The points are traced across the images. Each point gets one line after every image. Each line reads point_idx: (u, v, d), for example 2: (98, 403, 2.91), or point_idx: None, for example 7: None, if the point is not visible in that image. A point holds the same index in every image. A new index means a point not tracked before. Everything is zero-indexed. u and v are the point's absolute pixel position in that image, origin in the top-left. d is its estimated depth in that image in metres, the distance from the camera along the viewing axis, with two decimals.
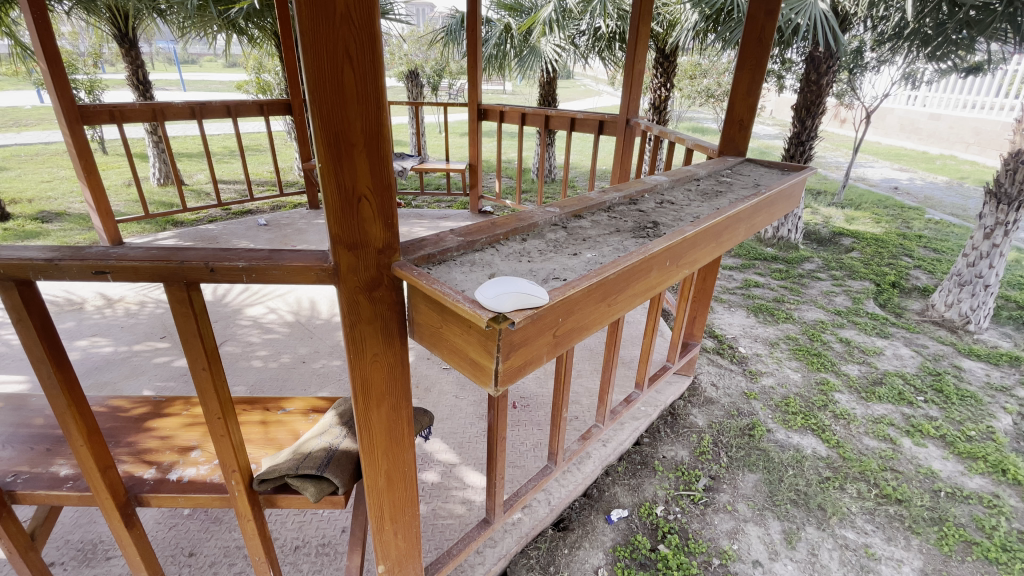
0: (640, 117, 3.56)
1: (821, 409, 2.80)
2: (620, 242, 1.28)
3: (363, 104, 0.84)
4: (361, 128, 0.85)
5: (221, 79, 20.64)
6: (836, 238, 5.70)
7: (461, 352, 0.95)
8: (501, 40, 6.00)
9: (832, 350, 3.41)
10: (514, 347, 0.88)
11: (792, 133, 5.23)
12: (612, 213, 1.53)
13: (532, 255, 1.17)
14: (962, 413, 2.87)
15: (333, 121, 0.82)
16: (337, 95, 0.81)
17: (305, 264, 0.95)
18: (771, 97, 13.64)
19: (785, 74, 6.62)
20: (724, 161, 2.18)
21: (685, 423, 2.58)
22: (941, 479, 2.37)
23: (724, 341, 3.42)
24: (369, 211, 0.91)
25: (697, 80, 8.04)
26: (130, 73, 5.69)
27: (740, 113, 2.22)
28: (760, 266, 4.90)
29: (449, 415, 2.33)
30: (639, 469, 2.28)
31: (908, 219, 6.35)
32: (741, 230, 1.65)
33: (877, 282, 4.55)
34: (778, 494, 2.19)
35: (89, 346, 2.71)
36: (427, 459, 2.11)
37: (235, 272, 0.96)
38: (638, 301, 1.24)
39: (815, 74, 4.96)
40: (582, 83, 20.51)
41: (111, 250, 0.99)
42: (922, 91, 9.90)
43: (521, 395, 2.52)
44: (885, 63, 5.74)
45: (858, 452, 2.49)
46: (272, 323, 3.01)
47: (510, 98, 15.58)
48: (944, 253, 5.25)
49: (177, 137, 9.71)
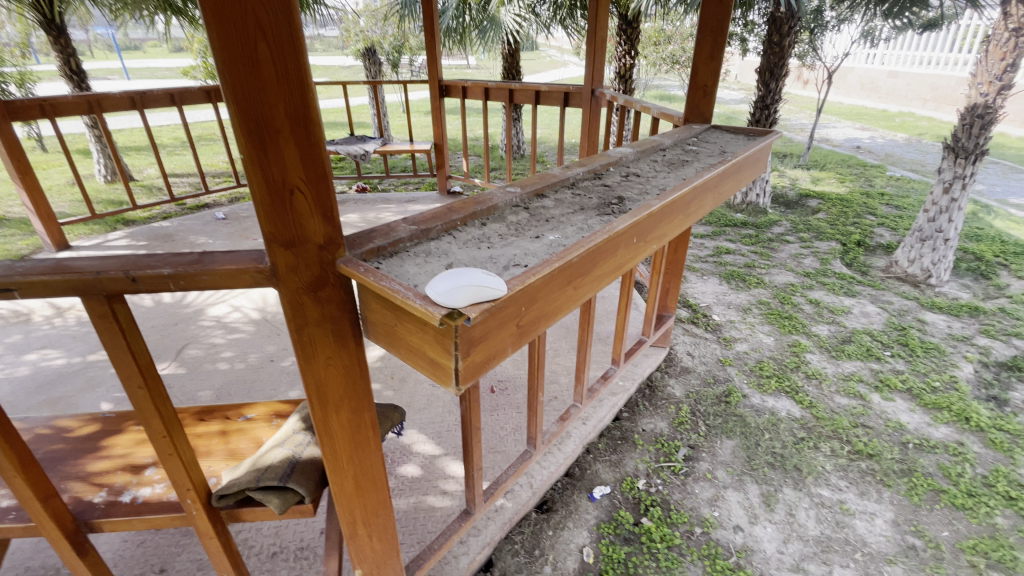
0: (605, 87, 3.47)
1: (793, 371, 2.85)
2: (585, 221, 1.22)
3: (284, 86, 0.74)
4: (285, 111, 0.75)
5: (171, 66, 19.58)
6: (803, 200, 5.77)
7: (419, 351, 0.88)
8: (458, 12, 5.76)
9: (802, 312, 3.46)
10: (474, 343, 0.82)
11: (757, 97, 5.18)
12: (576, 190, 1.46)
13: (492, 240, 1.11)
14: (926, 365, 2.96)
15: (250, 106, 0.73)
16: (252, 75, 0.71)
17: (239, 266, 0.86)
18: (735, 61, 13.67)
19: (748, 37, 6.55)
20: (689, 129, 2.13)
21: (662, 394, 2.60)
22: (909, 431, 2.44)
23: (697, 310, 3.44)
24: (304, 203, 0.82)
25: (661, 47, 7.94)
26: (60, 64, 5.22)
27: (703, 78, 2.14)
28: (731, 233, 4.93)
29: (426, 406, 2.28)
30: (619, 444, 2.28)
31: (871, 177, 6.47)
32: (709, 199, 1.60)
33: (843, 242, 4.63)
34: (755, 458, 2.22)
35: (39, 360, 2.55)
36: (404, 451, 2.06)
37: (161, 279, 0.87)
38: (606, 281, 1.19)
39: (777, 35, 4.90)
40: (545, 56, 19.97)
41: (17, 262, 0.88)
42: (880, 49, 10.00)
43: (499, 379, 2.48)
44: (844, 21, 5.74)
45: (830, 411, 2.54)
46: (237, 322, 2.88)
47: (474, 73, 15.10)
48: (906, 210, 5.36)
49: (124, 131, 9.18)
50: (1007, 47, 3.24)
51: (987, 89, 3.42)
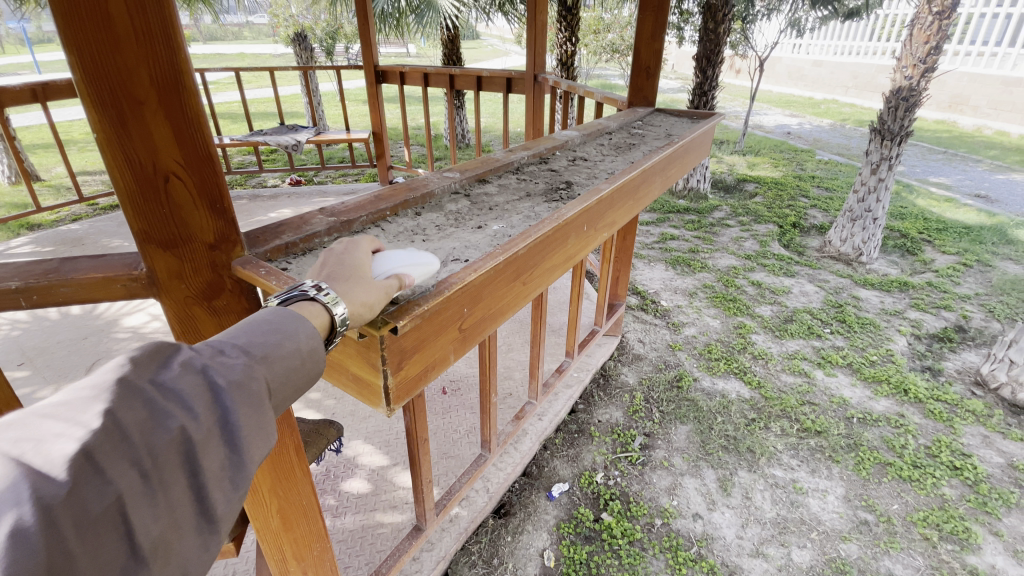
0: (548, 72, 3.38)
1: (741, 352, 2.90)
2: (531, 208, 1.12)
3: (144, 41, 0.57)
4: (149, 76, 0.59)
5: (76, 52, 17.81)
6: (741, 184, 5.96)
7: (340, 366, 0.74)
8: None
9: (746, 294, 3.54)
10: (405, 354, 0.70)
11: (695, 84, 5.25)
12: (519, 175, 1.36)
13: (427, 232, 0.99)
14: (862, 339, 3.09)
15: (98, 67, 0.56)
16: (98, 26, 0.55)
17: (107, 274, 0.70)
18: (672, 51, 13.99)
19: (684, 25, 6.66)
20: (634, 113, 2.07)
21: (616, 383, 2.56)
22: (851, 406, 2.53)
23: (647, 296, 3.45)
24: (183, 193, 0.66)
25: (601, 35, 7.97)
26: None
27: (646, 59, 2.08)
28: (675, 218, 5.01)
29: (371, 413, 2.14)
30: (576, 438, 2.22)
31: (801, 162, 6.77)
32: (657, 182, 1.54)
33: (780, 224, 4.81)
34: (710, 443, 2.22)
35: None
36: (349, 465, 1.91)
37: (5, 296, 0.69)
38: (557, 272, 1.10)
39: (712, 23, 4.98)
40: (487, 45, 19.71)
41: None
42: (805, 39, 10.50)
43: (450, 378, 2.36)
44: (774, 11, 5.92)
45: (778, 391, 2.59)
46: (156, 333, 2.59)
47: (413, 62, 14.66)
48: (835, 192, 5.64)
49: (21, 124, 8.24)
50: (931, 30, 3.39)
51: (911, 72, 3.56)
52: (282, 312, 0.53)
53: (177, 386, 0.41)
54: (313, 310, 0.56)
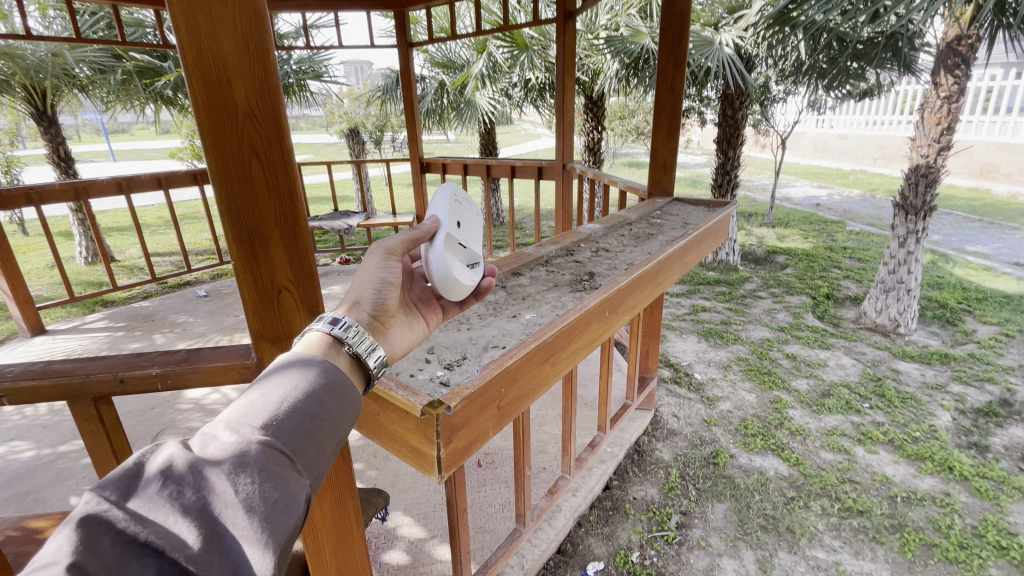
0: (576, 162, 3.69)
1: (778, 427, 2.87)
2: (558, 298, 1.29)
3: (275, 197, 0.80)
4: (275, 220, 0.81)
5: (157, 147, 20.10)
6: (771, 256, 6.03)
7: (401, 439, 0.90)
8: (436, 95, 6.18)
9: (780, 367, 3.53)
10: (455, 429, 0.85)
11: (718, 164, 5.53)
12: (549, 267, 1.55)
13: (471, 322, 1.17)
14: (905, 415, 3.01)
15: (243, 218, 0.79)
16: (246, 191, 0.78)
17: (226, 363, 0.90)
18: (696, 130, 14.65)
19: (705, 110, 7.09)
20: (654, 203, 2.27)
21: (651, 459, 2.58)
22: (896, 484, 2.45)
23: (679, 369, 3.49)
24: (291, 302, 0.87)
25: (626, 120, 8.53)
26: (49, 150, 5.22)
27: (663, 156, 2.32)
28: (705, 290, 5.09)
29: (411, 485, 2.24)
30: (611, 515, 2.24)
31: (832, 233, 6.82)
32: (676, 268, 1.70)
33: (813, 296, 4.82)
34: (748, 522, 2.19)
35: (7, 453, 2.44)
36: (389, 536, 1.99)
37: (149, 380, 0.89)
38: (583, 354, 1.24)
39: (730, 109, 5.32)
40: (519, 129, 21.14)
41: (6, 368, 0.90)
42: (827, 115, 10.87)
43: (486, 451, 2.45)
44: (790, 94, 6.28)
45: (817, 468, 2.55)
46: (217, 404, 2.82)
47: (452, 147, 15.83)
48: (868, 262, 5.64)
49: (107, 212, 9.27)
50: (941, 112, 3.56)
51: (927, 151, 3.69)
52: (307, 374, 0.62)
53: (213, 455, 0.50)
54: (339, 365, 0.68)
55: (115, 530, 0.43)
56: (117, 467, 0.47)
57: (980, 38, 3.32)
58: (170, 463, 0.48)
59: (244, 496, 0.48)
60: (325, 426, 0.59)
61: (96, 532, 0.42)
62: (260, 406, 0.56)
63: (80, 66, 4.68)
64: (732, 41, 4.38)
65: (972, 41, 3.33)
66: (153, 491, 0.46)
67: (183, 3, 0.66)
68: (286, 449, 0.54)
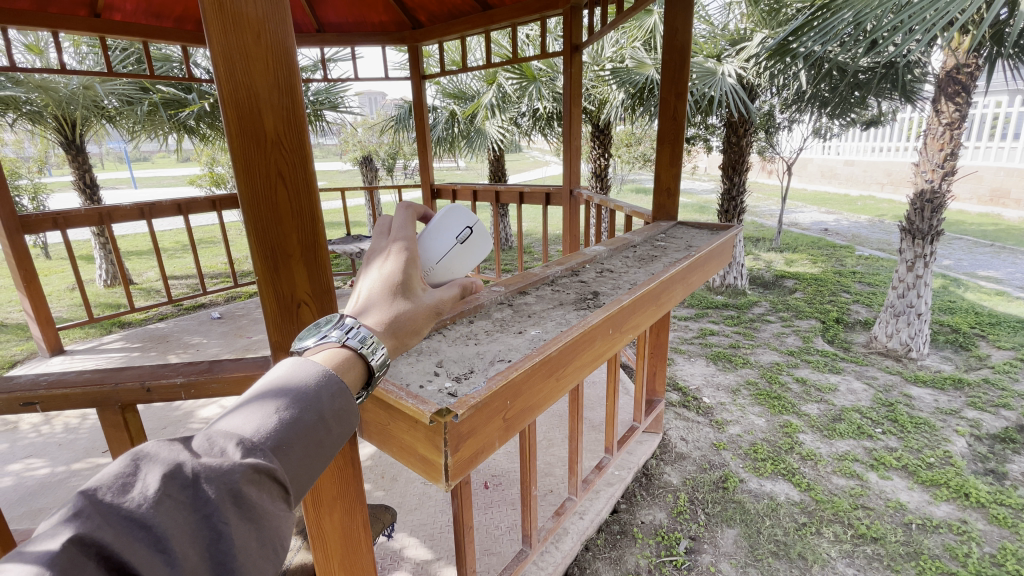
0: (582, 188, 3.77)
1: (788, 452, 2.84)
2: (563, 315, 1.34)
3: (298, 218, 0.87)
4: (298, 239, 0.87)
5: (177, 174, 20.72)
6: (779, 281, 6.03)
7: (410, 448, 0.93)
8: (447, 124, 6.38)
9: (791, 391, 3.50)
10: (462, 439, 0.88)
11: (723, 190, 5.60)
12: (555, 286, 1.60)
13: (478, 337, 1.21)
14: (919, 440, 2.97)
15: (268, 238, 0.85)
16: (272, 213, 0.84)
17: (247, 373, 0.96)
18: (703, 157, 14.84)
19: (710, 137, 7.21)
20: (657, 226, 2.32)
21: (659, 483, 2.56)
22: (910, 511, 2.41)
23: (688, 393, 3.47)
24: (309, 315, 0.93)
25: (633, 147, 8.69)
26: (76, 177, 5.43)
27: (666, 181, 2.38)
28: (713, 314, 5.09)
29: (417, 506, 2.24)
30: (618, 539, 2.22)
31: (841, 258, 6.82)
32: (679, 289, 1.74)
33: (822, 320, 4.80)
34: (759, 547, 2.16)
35: (22, 470, 2.49)
36: (395, 557, 1.99)
37: (173, 389, 0.95)
38: (587, 370, 1.28)
39: (735, 136, 5.42)
40: (528, 157, 21.52)
41: (39, 377, 0.95)
42: (833, 142, 10.97)
43: (493, 474, 2.45)
44: (795, 122, 6.39)
45: (829, 493, 2.51)
46: None
47: (463, 175, 16.13)
48: (878, 287, 5.62)
49: (126, 236, 9.53)
50: (943, 138, 3.60)
51: (931, 176, 3.73)
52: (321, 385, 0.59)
53: (211, 471, 0.47)
54: (347, 380, 0.65)
55: (102, 553, 0.40)
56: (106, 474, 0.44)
57: (979, 67, 3.38)
58: (170, 474, 0.46)
59: (236, 531, 0.44)
60: (326, 446, 0.57)
61: (80, 557, 0.39)
62: (266, 418, 0.53)
63: (109, 98, 4.91)
64: (735, 71, 4.51)
65: (971, 69, 3.38)
66: (147, 507, 0.43)
67: (222, 43, 0.73)
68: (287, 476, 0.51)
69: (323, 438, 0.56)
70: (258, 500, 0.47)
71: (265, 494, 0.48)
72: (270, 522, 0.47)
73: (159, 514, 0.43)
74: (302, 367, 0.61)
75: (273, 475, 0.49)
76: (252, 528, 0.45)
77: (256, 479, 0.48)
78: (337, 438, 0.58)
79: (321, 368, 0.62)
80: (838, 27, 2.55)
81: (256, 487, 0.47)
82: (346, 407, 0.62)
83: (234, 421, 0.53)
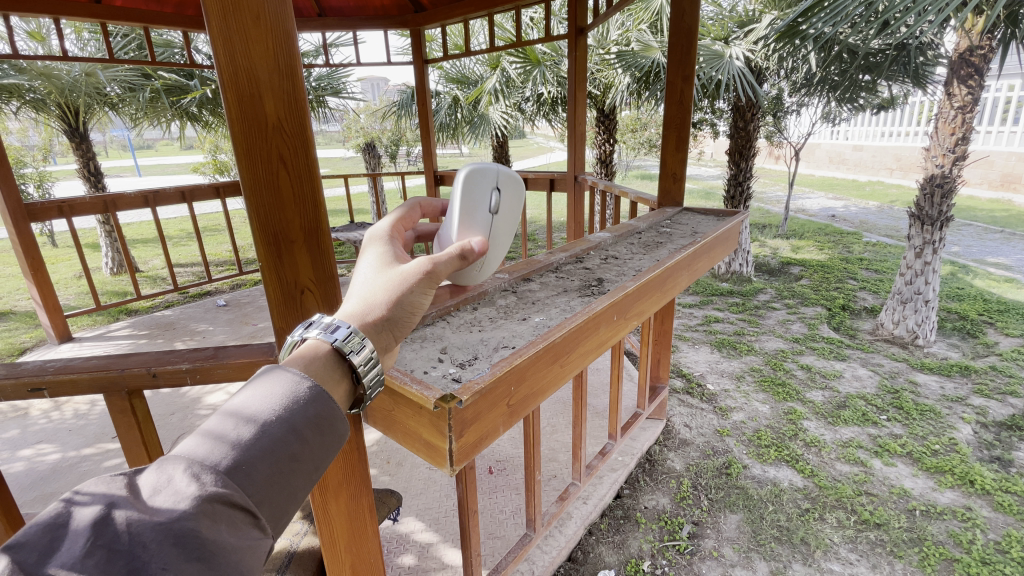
0: (587, 173, 3.72)
1: (792, 439, 2.84)
2: (567, 302, 1.33)
3: (300, 204, 0.86)
4: (300, 225, 0.87)
5: (180, 161, 20.67)
6: (786, 267, 5.99)
7: (415, 433, 0.93)
8: (451, 110, 6.37)
9: (795, 378, 3.50)
10: (466, 424, 0.88)
11: (730, 175, 5.54)
12: (559, 273, 1.59)
13: (482, 323, 1.21)
14: (923, 427, 2.97)
15: (270, 222, 0.84)
16: (275, 199, 0.83)
17: (251, 359, 0.96)
18: (709, 143, 14.68)
19: (717, 122, 7.12)
20: (663, 213, 2.30)
21: (663, 469, 2.57)
22: (914, 497, 2.41)
23: (692, 379, 3.48)
24: (312, 301, 0.93)
25: (638, 133, 8.60)
26: (81, 165, 5.41)
27: (672, 166, 2.34)
28: (718, 301, 5.07)
29: (422, 490, 2.27)
30: (622, 524, 2.24)
31: (848, 244, 6.76)
32: (684, 276, 1.72)
33: (828, 307, 4.78)
34: (761, 533, 2.17)
35: (33, 456, 2.52)
36: (402, 540, 2.02)
37: (178, 374, 0.95)
38: (591, 356, 1.27)
39: (742, 121, 5.34)
40: (532, 142, 21.38)
41: (47, 362, 0.96)
42: (842, 127, 10.82)
43: (496, 459, 2.47)
44: (803, 106, 6.29)
45: (833, 479, 2.52)
46: None
47: (466, 161, 16.02)
48: (885, 273, 5.58)
49: (132, 225, 9.54)
50: (955, 122, 3.54)
51: (942, 161, 3.67)
52: (292, 400, 0.55)
53: (163, 509, 0.43)
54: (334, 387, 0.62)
55: None
56: (37, 519, 0.41)
57: (993, 49, 3.30)
58: (105, 517, 0.42)
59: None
60: (300, 467, 0.53)
61: None
62: (227, 442, 0.49)
63: (111, 85, 4.89)
64: (742, 54, 4.43)
65: (984, 51, 3.31)
66: (76, 557, 0.39)
67: (220, 24, 0.72)
68: (251, 504, 0.47)
69: (296, 455, 0.52)
70: (214, 537, 0.43)
71: (223, 526, 0.44)
72: (230, 555, 0.43)
73: (97, 565, 0.40)
74: (277, 384, 0.56)
75: (231, 504, 0.46)
76: (207, 567, 0.42)
77: (209, 512, 0.44)
78: (315, 453, 0.54)
79: (298, 376, 0.58)
80: (849, 7, 2.46)
81: (211, 522, 0.44)
82: (330, 413, 0.58)
83: (191, 447, 0.49)
